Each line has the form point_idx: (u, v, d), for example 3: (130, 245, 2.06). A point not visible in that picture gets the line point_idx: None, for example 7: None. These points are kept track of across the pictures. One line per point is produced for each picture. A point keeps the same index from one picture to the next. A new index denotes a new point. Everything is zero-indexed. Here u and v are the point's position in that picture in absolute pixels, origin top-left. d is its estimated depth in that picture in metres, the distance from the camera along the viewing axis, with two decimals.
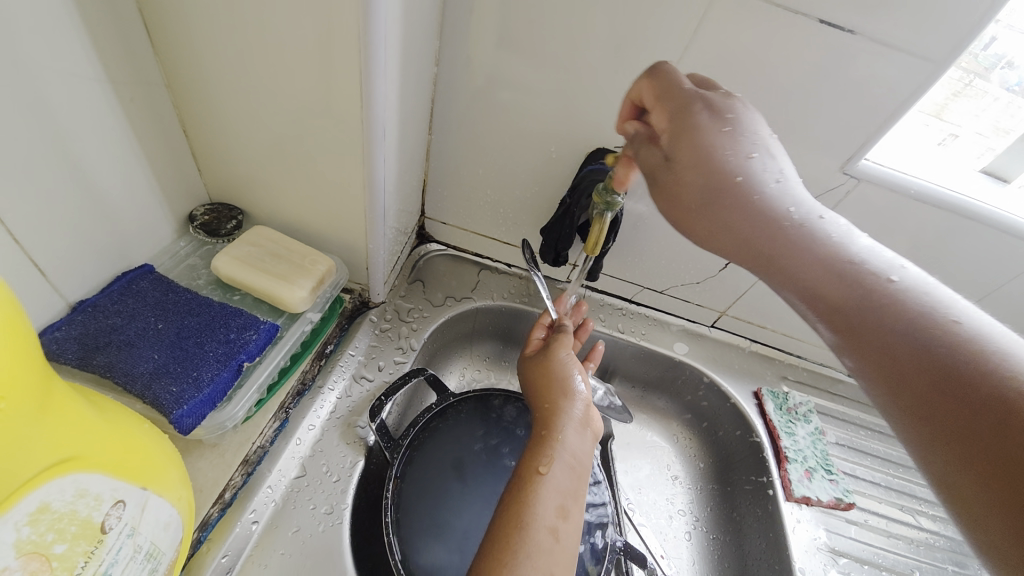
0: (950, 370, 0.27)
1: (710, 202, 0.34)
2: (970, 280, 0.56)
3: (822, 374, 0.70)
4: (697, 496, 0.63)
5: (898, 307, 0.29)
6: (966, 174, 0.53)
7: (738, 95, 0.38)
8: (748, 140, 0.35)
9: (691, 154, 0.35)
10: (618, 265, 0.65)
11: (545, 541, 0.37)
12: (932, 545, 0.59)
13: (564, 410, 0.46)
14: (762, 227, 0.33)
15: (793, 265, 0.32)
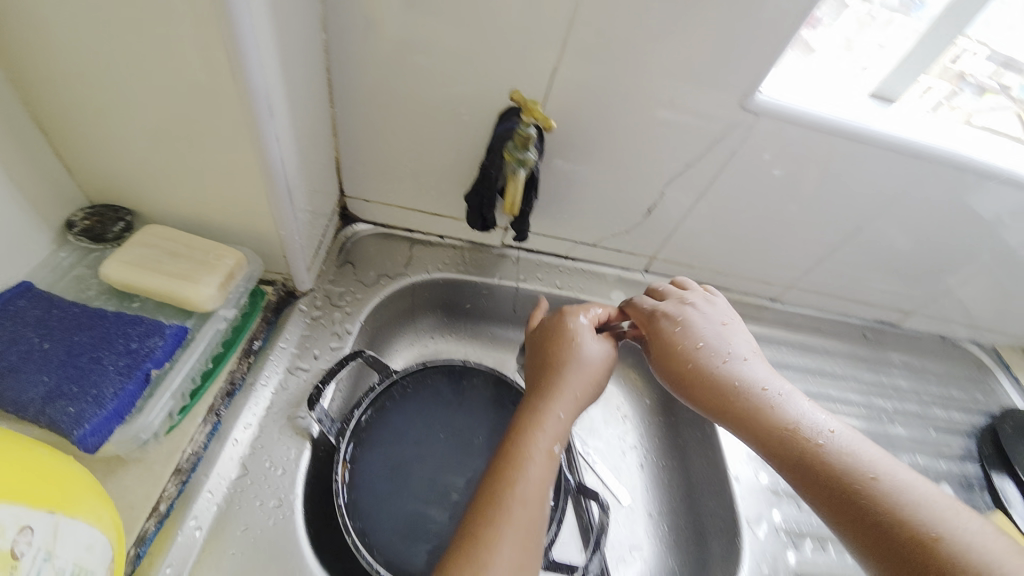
0: (863, 505, 0.39)
1: (680, 379, 0.50)
2: (864, 196, 0.61)
3: (747, 304, 0.75)
4: (645, 430, 0.67)
5: (835, 464, 0.42)
6: (856, 100, 0.56)
7: (695, 299, 0.55)
8: (703, 334, 0.51)
9: (673, 347, 0.51)
10: (547, 223, 0.66)
11: (518, 512, 0.41)
12: None
13: (574, 403, 0.49)
14: (733, 402, 0.47)
15: (749, 422, 0.46)
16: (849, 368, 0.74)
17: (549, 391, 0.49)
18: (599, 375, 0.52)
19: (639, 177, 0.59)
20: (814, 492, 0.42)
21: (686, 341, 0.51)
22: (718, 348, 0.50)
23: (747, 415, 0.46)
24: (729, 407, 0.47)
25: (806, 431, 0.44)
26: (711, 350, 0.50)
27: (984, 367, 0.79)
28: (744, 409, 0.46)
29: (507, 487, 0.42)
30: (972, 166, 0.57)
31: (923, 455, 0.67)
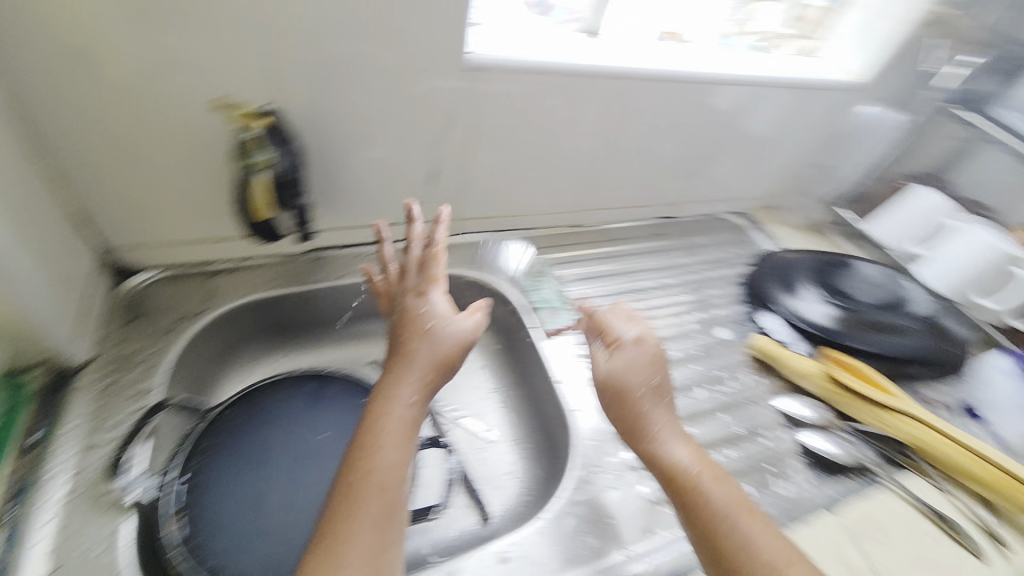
0: (720, 535, 0.40)
1: (606, 392, 0.50)
2: (602, 118, 0.71)
3: (558, 235, 0.84)
4: (500, 373, 0.74)
5: (706, 487, 0.43)
6: (558, 43, 0.66)
7: (643, 324, 0.55)
8: (647, 357, 0.52)
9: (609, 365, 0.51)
10: (344, 216, 0.66)
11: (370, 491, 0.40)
12: (662, 316, 0.78)
13: (423, 385, 0.47)
14: (638, 416, 0.48)
15: (647, 432, 0.47)
16: (652, 263, 0.87)
17: (395, 377, 0.48)
18: (448, 345, 0.50)
19: (405, 150, 0.62)
20: (684, 512, 0.43)
21: (606, 393, 0.50)
22: (653, 366, 0.51)
23: (643, 431, 0.47)
24: (631, 419, 0.48)
25: (680, 455, 0.45)
26: (625, 403, 0.49)
27: (744, 229, 0.98)
28: (642, 424, 0.48)
29: (351, 493, 0.40)
30: (664, 77, 0.69)
31: (715, 309, 0.81)
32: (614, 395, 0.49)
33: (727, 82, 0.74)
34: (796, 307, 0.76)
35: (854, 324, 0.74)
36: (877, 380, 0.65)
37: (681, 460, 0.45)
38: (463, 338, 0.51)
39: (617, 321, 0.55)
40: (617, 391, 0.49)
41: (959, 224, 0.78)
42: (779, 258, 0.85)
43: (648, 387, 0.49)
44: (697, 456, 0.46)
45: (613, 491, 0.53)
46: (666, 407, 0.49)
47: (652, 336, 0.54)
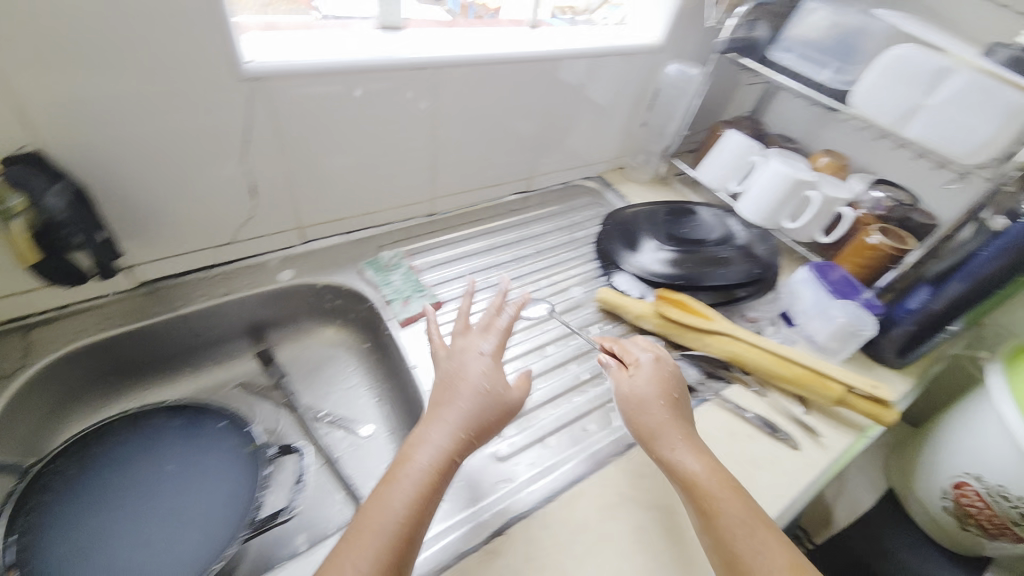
0: (729, 538, 0.45)
1: (633, 406, 0.56)
2: (416, 110, 0.72)
3: (412, 227, 0.86)
4: (372, 371, 0.77)
5: (721, 497, 0.48)
6: (349, 43, 0.66)
7: (670, 359, 0.62)
8: (671, 382, 0.59)
9: (636, 384, 0.58)
10: (161, 244, 0.64)
11: (390, 547, 0.41)
12: (521, 285, 0.82)
13: (456, 439, 0.49)
14: (661, 432, 0.54)
15: (667, 442, 0.53)
16: (513, 237, 0.91)
17: (428, 424, 0.50)
18: (489, 405, 0.52)
19: (216, 168, 0.61)
20: (698, 513, 0.48)
21: (630, 411, 0.57)
22: (677, 390, 0.58)
23: (665, 443, 0.53)
24: (653, 432, 0.54)
25: (697, 465, 0.51)
26: (643, 414, 0.55)
27: (600, 192, 1.05)
28: (663, 437, 0.53)
29: (351, 537, 0.41)
30: (473, 61, 0.72)
31: (572, 270, 0.88)
32: (634, 414, 0.56)
33: (542, 58, 0.78)
34: (638, 260, 0.83)
35: (688, 264, 0.83)
36: (698, 308, 0.74)
37: (696, 471, 0.50)
38: (503, 399, 0.54)
39: (636, 347, 0.63)
40: (642, 415, 0.55)
41: (764, 159, 0.88)
42: (623, 214, 0.92)
43: (667, 400, 0.56)
44: (709, 466, 0.51)
45: None
46: (677, 417, 0.55)
47: (664, 350, 0.64)
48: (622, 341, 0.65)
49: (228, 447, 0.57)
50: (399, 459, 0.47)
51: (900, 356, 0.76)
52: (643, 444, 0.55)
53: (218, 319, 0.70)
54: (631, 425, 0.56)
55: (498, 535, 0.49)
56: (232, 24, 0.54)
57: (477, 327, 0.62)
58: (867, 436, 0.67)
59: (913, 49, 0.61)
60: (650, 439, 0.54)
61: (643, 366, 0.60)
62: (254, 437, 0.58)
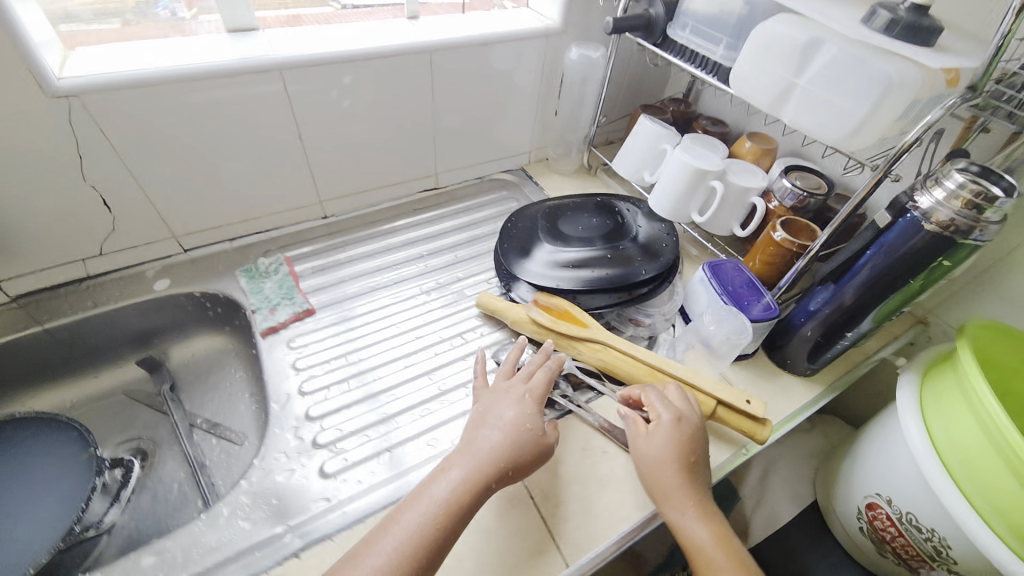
0: None
1: (649, 464, 0.53)
2: (276, 113, 0.70)
3: (302, 231, 0.85)
4: (252, 377, 0.76)
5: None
6: (189, 49, 0.64)
7: (696, 412, 0.57)
8: (692, 443, 0.54)
9: (656, 444, 0.54)
10: (20, 259, 0.65)
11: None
12: (408, 288, 0.80)
13: (484, 489, 0.49)
14: (677, 495, 0.51)
15: (679, 507, 0.51)
16: (412, 236, 0.88)
17: (463, 451, 0.52)
18: (525, 449, 0.52)
19: (60, 187, 0.62)
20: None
21: (642, 471, 0.53)
22: (698, 452, 0.54)
23: (677, 508, 0.51)
24: (665, 494, 0.52)
25: (705, 535, 0.50)
26: (657, 474, 0.52)
27: (516, 185, 1.00)
28: (676, 500, 0.51)
29: (373, 543, 0.45)
30: (328, 58, 0.69)
31: (466, 270, 0.84)
32: (648, 474, 0.53)
33: (411, 50, 0.74)
34: (525, 265, 0.76)
35: (583, 264, 0.74)
36: (577, 316, 0.69)
37: (702, 539, 0.50)
38: (538, 445, 0.53)
39: (657, 399, 0.57)
40: (653, 475, 0.53)
41: (672, 148, 0.81)
42: (529, 211, 0.87)
43: (683, 465, 0.52)
44: (717, 533, 0.50)
45: (284, 473, 0.56)
46: (695, 480, 0.52)
47: (692, 410, 0.57)
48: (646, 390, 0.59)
49: (70, 458, 0.58)
50: (440, 495, 0.48)
51: (810, 363, 0.69)
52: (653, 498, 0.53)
53: (96, 329, 0.72)
54: (643, 479, 0.53)
55: (292, 558, 0.48)
56: (34, 40, 0.53)
57: (520, 374, 0.60)
58: (748, 454, 0.61)
59: (787, 21, 0.53)
60: (662, 500, 0.52)
61: (669, 423, 0.55)
62: (92, 447, 0.58)
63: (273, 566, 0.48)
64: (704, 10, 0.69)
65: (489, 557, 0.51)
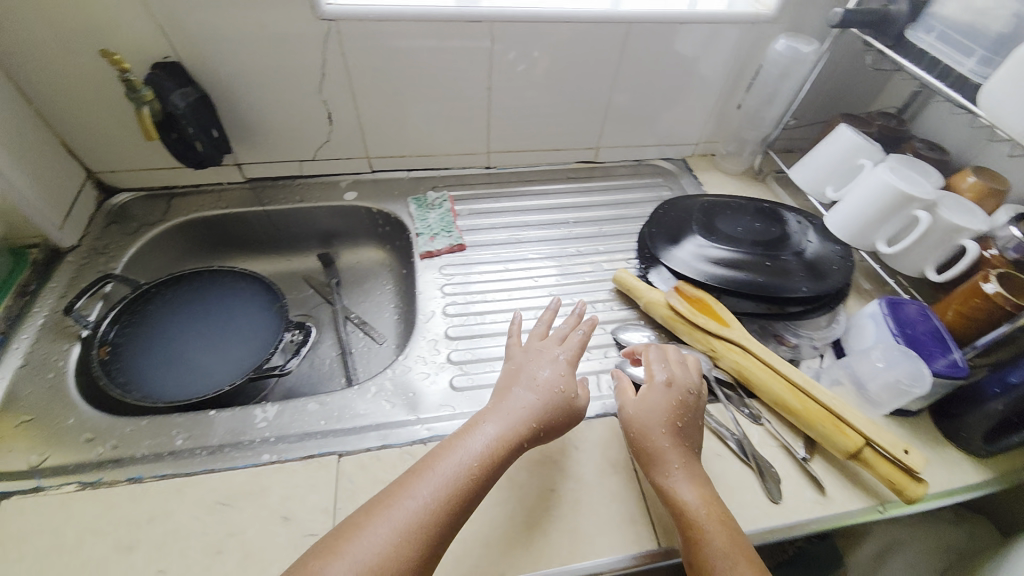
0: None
1: (638, 424, 0.53)
2: (477, 64, 0.76)
3: (467, 175, 0.92)
4: (401, 291, 0.88)
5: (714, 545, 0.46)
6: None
7: (698, 378, 0.57)
8: (684, 406, 0.54)
9: (646, 405, 0.54)
10: (263, 150, 0.81)
11: (437, 536, 0.43)
12: (550, 249, 0.83)
13: (511, 446, 0.49)
14: (664, 458, 0.51)
15: (667, 472, 0.50)
16: (561, 202, 0.91)
17: (495, 410, 0.52)
18: (558, 407, 0.53)
19: (305, 98, 0.75)
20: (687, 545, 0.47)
21: (630, 433, 0.54)
22: (689, 420, 0.54)
23: (665, 474, 0.50)
24: (652, 458, 0.52)
25: (692, 504, 0.48)
26: (645, 437, 0.53)
27: (674, 175, 0.97)
28: (662, 463, 0.51)
29: (407, 488, 0.44)
30: (536, 16, 0.72)
31: (606, 245, 0.85)
32: (634, 434, 0.53)
33: (614, 20, 0.75)
34: (671, 250, 0.76)
35: (732, 264, 0.71)
36: (719, 313, 0.67)
37: (690, 504, 0.49)
38: (569, 408, 0.54)
39: (654, 360, 0.58)
40: (642, 436, 0.53)
41: (872, 165, 0.73)
42: (688, 204, 0.85)
43: (670, 429, 0.52)
44: (705, 499, 0.49)
45: (420, 374, 0.63)
46: (689, 442, 0.53)
47: (691, 375, 0.57)
48: (652, 347, 0.60)
49: (265, 307, 0.72)
50: (470, 451, 0.48)
51: (989, 446, 0.58)
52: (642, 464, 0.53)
53: (298, 219, 0.86)
54: (629, 440, 0.54)
55: (419, 443, 0.55)
56: None
57: (554, 336, 0.61)
58: (884, 512, 0.55)
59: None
60: (649, 462, 0.52)
61: (663, 383, 0.55)
62: (281, 302, 0.71)
63: (404, 445, 0.55)
64: (962, 15, 0.60)
65: (585, 508, 0.53)
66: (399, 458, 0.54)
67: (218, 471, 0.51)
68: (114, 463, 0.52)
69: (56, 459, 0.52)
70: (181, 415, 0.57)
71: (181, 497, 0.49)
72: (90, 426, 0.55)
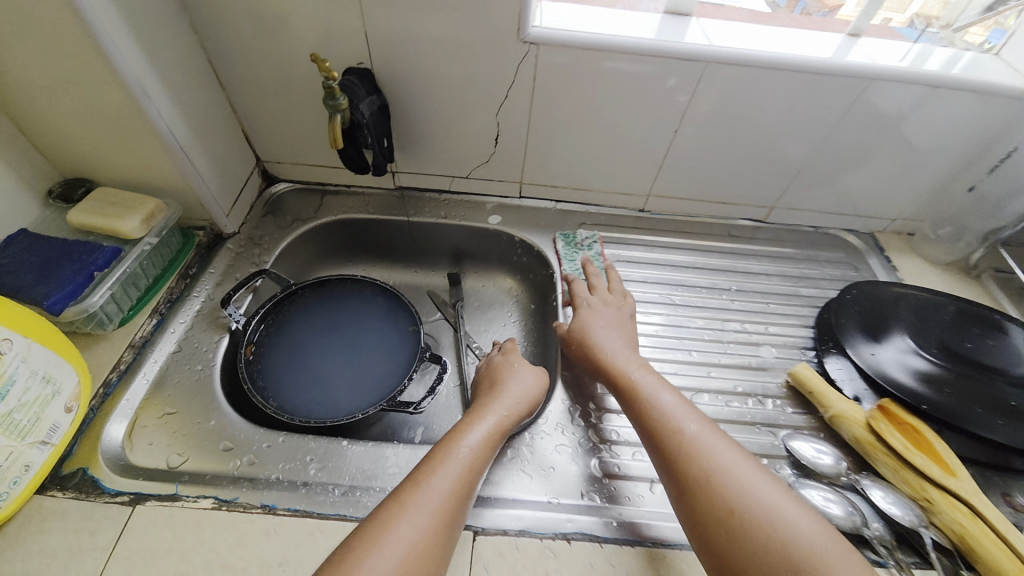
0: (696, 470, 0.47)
1: (589, 349, 0.63)
2: (671, 104, 0.68)
3: (617, 216, 0.84)
4: (527, 328, 0.82)
5: (691, 437, 0.50)
6: (632, 23, 0.65)
7: (626, 297, 0.70)
8: (619, 328, 0.65)
9: (591, 332, 0.64)
10: (421, 163, 0.78)
11: (460, 502, 0.44)
12: (707, 318, 0.73)
13: (505, 417, 0.53)
14: (625, 374, 0.58)
15: (630, 385, 0.57)
16: (723, 263, 0.80)
17: (483, 405, 0.54)
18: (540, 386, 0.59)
19: (479, 117, 0.70)
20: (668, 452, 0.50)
21: (587, 362, 0.62)
22: (628, 338, 0.64)
23: (632, 393, 0.56)
24: (615, 379, 0.58)
25: (663, 405, 0.53)
26: (599, 356, 0.61)
27: (858, 253, 0.83)
28: (627, 382, 0.57)
29: (419, 489, 0.43)
30: (758, 60, 0.63)
31: (775, 326, 0.72)
32: (589, 356, 0.62)
33: (848, 73, 0.64)
34: (873, 349, 0.65)
35: (952, 390, 0.60)
36: (942, 456, 0.55)
37: (661, 407, 0.53)
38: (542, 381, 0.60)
39: (589, 299, 0.69)
40: (598, 356, 0.61)
41: None
42: (882, 292, 0.72)
43: (620, 348, 0.62)
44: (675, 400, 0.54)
45: (561, 446, 0.56)
46: (623, 342, 0.62)
47: (619, 301, 0.69)
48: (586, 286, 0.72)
49: (399, 327, 0.68)
50: (466, 428, 0.50)
51: None
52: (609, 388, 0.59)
53: (437, 234, 0.83)
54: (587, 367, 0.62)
55: (562, 539, 0.48)
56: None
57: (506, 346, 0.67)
58: None
59: None
60: (615, 382, 0.58)
61: (600, 309, 0.67)
62: (417, 326, 0.67)
63: (545, 537, 0.48)
64: None
65: None
66: (540, 553, 0.47)
67: (350, 520, 0.47)
68: (248, 482, 0.49)
69: (194, 465, 0.51)
70: (315, 439, 0.54)
71: (312, 543, 0.45)
72: (228, 434, 0.54)
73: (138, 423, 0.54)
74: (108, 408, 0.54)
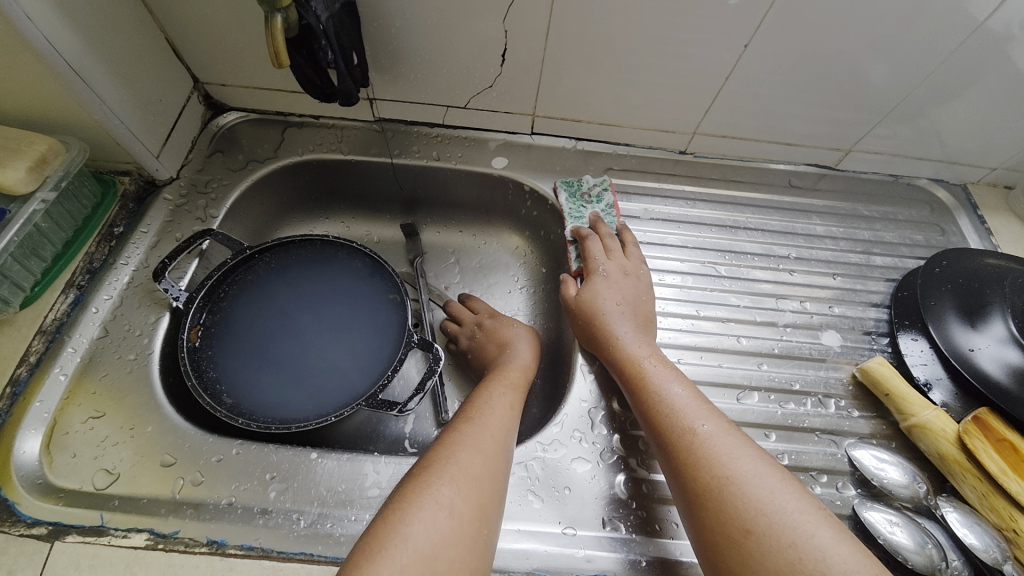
0: (705, 480, 0.38)
1: (591, 322, 0.52)
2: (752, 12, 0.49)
3: (652, 159, 0.68)
4: (536, 296, 0.69)
5: (702, 441, 0.40)
6: None
7: (639, 255, 0.58)
8: (629, 294, 0.54)
9: (593, 301, 0.53)
10: (407, 88, 0.61)
11: (479, 493, 0.37)
12: (758, 295, 0.60)
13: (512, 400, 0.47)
14: (634, 358, 0.48)
15: (640, 371, 0.47)
16: (780, 223, 0.65)
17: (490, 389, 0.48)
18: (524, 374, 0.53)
19: (483, 24, 0.52)
20: (676, 455, 0.41)
21: (589, 339, 0.52)
22: (637, 308, 0.53)
23: (640, 380, 0.46)
24: (622, 364, 0.48)
25: (676, 398, 0.44)
26: (605, 333, 0.51)
27: (942, 211, 0.68)
28: (636, 367, 0.47)
29: (471, 423, 0.43)
30: None
31: (841, 305, 0.60)
32: (591, 330, 0.52)
33: None
34: (970, 341, 0.50)
35: None
36: None
37: (673, 398, 0.44)
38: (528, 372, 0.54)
39: (595, 255, 0.57)
40: (603, 331, 0.51)
41: None
42: (974, 265, 0.56)
43: (629, 322, 0.51)
44: (689, 393, 0.45)
45: (580, 461, 0.46)
46: (633, 322, 0.52)
47: (629, 258, 0.57)
48: (589, 237, 0.59)
49: (379, 299, 0.56)
50: (476, 412, 0.45)
51: None
52: (614, 373, 0.49)
53: (428, 181, 0.67)
54: (591, 347, 0.52)
55: None
56: None
57: (500, 323, 0.60)
58: None
59: None
60: (621, 368, 0.48)
61: (607, 270, 0.55)
62: (401, 299, 0.55)
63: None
64: None
65: None
66: None
67: (317, 562, 0.38)
68: (192, 511, 0.40)
69: (126, 485, 0.42)
70: (277, 451, 0.44)
71: None
72: (171, 445, 0.44)
73: (58, 431, 0.44)
74: (18, 414, 0.43)
